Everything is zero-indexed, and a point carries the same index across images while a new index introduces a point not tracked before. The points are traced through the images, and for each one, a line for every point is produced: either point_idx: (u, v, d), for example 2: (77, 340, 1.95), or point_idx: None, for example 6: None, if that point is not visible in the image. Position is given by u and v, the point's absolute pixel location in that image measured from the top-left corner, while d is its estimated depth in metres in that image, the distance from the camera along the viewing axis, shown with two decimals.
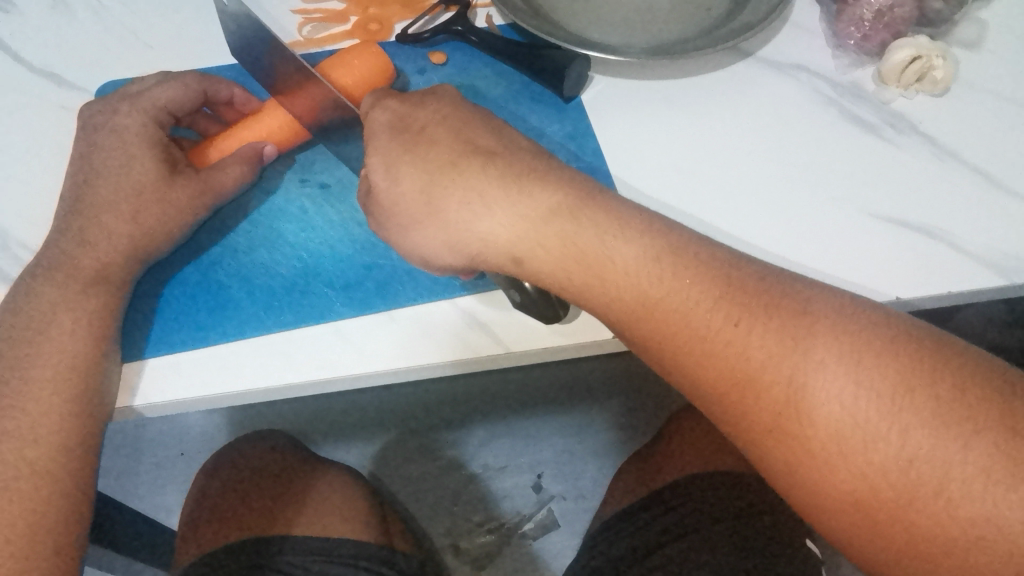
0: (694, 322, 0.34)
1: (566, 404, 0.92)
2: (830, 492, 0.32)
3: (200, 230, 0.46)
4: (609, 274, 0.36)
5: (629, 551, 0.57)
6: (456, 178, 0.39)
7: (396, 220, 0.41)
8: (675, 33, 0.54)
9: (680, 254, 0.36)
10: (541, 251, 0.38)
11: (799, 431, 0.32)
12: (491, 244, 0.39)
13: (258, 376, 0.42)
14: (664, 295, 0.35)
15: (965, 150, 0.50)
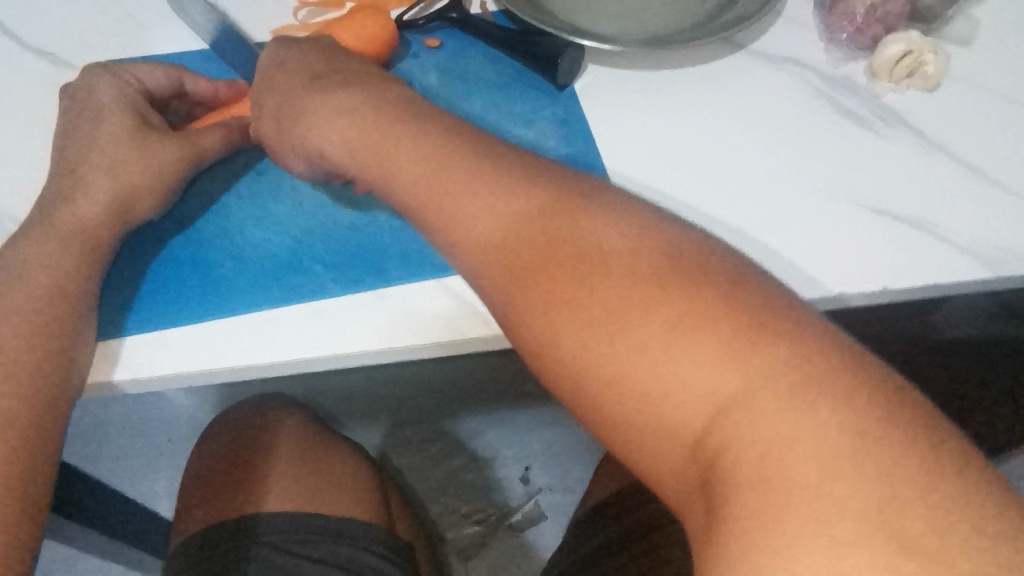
0: (582, 277, 0.33)
1: (557, 395, 0.94)
2: (661, 462, 0.29)
3: (192, 209, 0.47)
4: (537, 230, 0.35)
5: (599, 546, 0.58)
6: None
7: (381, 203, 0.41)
8: (668, 23, 0.54)
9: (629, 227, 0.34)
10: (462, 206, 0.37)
11: (665, 396, 0.29)
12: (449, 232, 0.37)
13: (244, 352, 0.43)
14: (539, 253, 0.34)
15: (955, 143, 0.50)
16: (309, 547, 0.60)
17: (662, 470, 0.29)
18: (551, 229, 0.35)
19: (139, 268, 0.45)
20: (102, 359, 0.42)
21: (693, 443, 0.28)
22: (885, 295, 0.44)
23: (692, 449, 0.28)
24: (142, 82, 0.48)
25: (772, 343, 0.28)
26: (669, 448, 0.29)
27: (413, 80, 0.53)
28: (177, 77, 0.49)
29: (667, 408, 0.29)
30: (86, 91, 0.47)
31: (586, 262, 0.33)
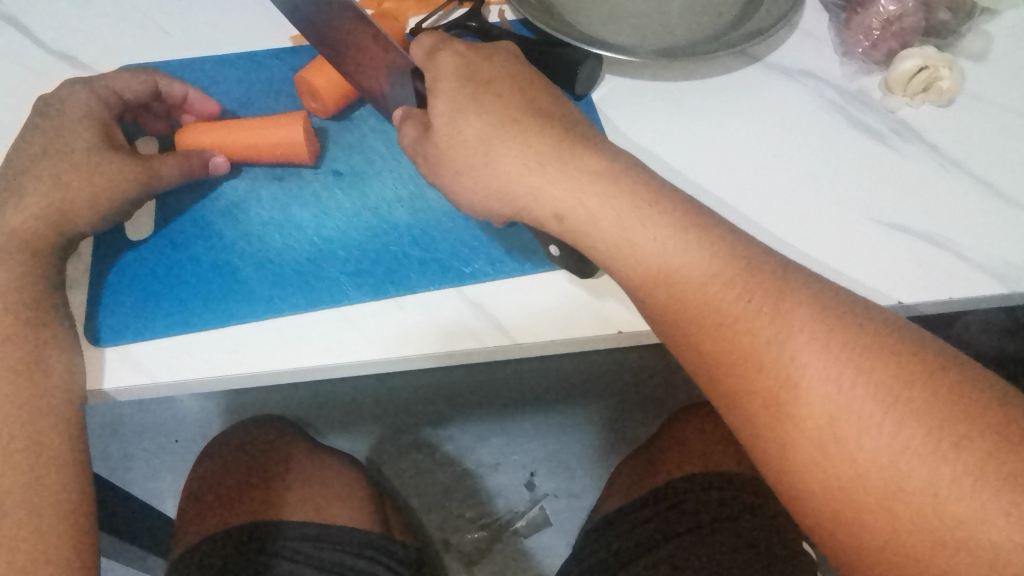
0: (715, 300, 0.36)
1: (564, 403, 0.94)
2: (806, 485, 0.33)
3: (216, 214, 0.48)
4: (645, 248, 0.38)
5: (622, 551, 0.59)
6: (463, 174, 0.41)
7: None
8: (685, 35, 0.55)
9: (722, 250, 0.37)
10: (582, 209, 0.40)
11: (798, 418, 0.33)
12: (544, 210, 0.41)
13: (265, 359, 0.43)
14: (668, 271, 0.37)
15: (969, 160, 0.51)
16: (320, 553, 0.60)
17: (810, 499, 0.33)
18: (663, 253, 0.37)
19: (151, 272, 0.46)
20: (126, 362, 0.43)
21: (840, 475, 0.32)
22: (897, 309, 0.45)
23: (840, 476, 0.32)
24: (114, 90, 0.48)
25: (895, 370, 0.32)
26: (823, 479, 0.32)
27: None
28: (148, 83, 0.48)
29: (831, 429, 0.32)
30: (80, 96, 0.47)
31: (704, 288, 0.36)
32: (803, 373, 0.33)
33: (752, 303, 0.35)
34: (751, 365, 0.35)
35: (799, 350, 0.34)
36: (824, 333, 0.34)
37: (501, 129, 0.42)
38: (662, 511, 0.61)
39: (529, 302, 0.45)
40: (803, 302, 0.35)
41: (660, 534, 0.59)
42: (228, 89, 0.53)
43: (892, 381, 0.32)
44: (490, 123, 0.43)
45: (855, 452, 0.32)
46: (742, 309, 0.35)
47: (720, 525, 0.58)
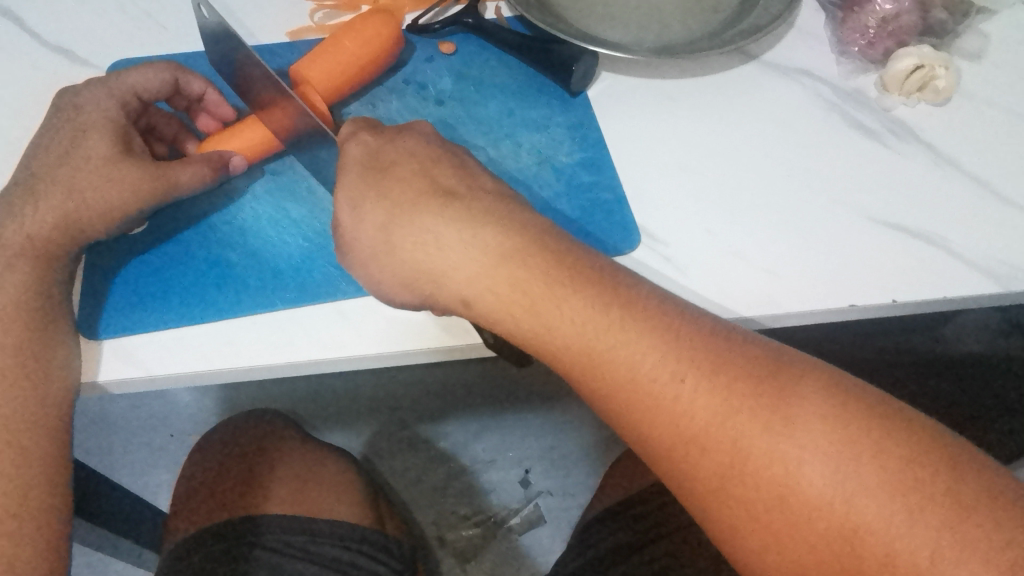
0: (648, 384, 0.36)
1: (559, 400, 0.94)
2: (779, 561, 0.33)
3: (210, 208, 0.48)
4: (559, 324, 0.38)
5: (610, 548, 0.59)
6: (415, 222, 0.41)
7: (360, 246, 0.42)
8: (681, 32, 0.55)
9: (633, 310, 0.37)
10: (492, 296, 0.39)
11: (745, 493, 0.34)
12: (449, 294, 0.40)
13: (259, 353, 0.43)
14: (593, 352, 0.37)
15: (965, 159, 0.51)
16: (314, 548, 0.60)
17: (779, 565, 0.33)
18: (586, 335, 0.37)
19: (144, 266, 0.46)
20: (120, 356, 0.43)
21: (811, 546, 0.32)
22: (893, 306, 0.45)
23: (813, 554, 0.32)
24: (132, 88, 0.47)
25: (825, 438, 0.33)
26: (796, 553, 0.33)
27: (428, 84, 0.53)
28: (168, 80, 0.48)
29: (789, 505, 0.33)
30: (80, 92, 0.47)
31: (631, 370, 0.36)
32: (745, 453, 0.34)
33: (684, 386, 0.35)
34: (692, 451, 0.35)
35: (735, 434, 0.34)
36: (755, 415, 0.34)
37: (415, 207, 0.42)
38: (653, 510, 0.61)
39: None
40: (731, 380, 0.35)
41: (645, 535, 0.60)
42: (225, 82, 0.53)
43: (833, 455, 0.32)
44: (404, 201, 0.42)
45: (809, 533, 0.32)
46: (671, 391, 0.35)
47: (701, 529, 0.59)
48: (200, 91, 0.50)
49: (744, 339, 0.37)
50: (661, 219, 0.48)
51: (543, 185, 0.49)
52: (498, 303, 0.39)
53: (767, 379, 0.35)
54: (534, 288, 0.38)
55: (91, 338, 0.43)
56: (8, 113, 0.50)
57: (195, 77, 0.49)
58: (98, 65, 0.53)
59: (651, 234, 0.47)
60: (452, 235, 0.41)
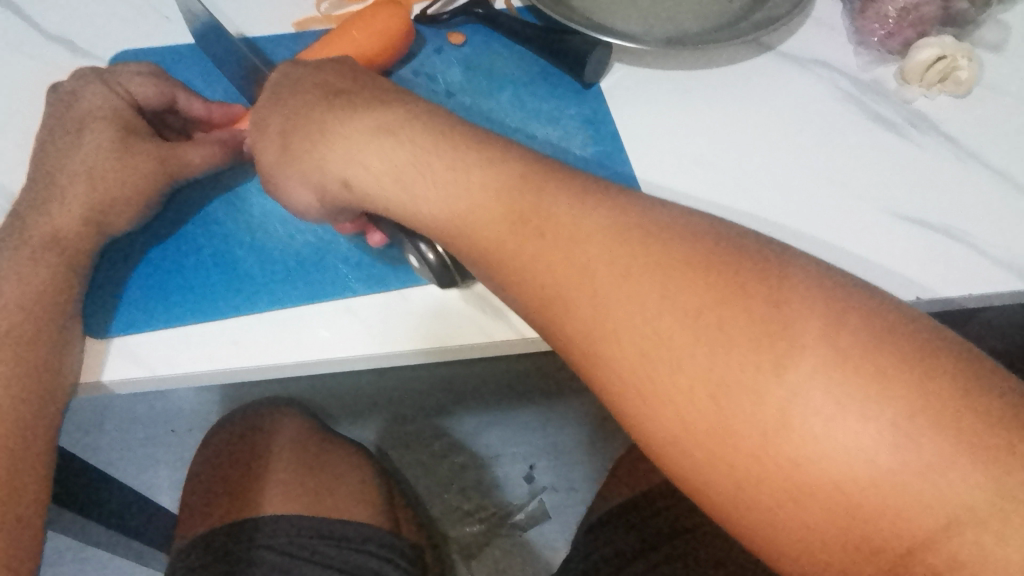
0: (545, 268, 0.34)
1: (564, 394, 0.93)
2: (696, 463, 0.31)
3: (215, 201, 0.47)
4: (458, 214, 0.36)
5: (616, 553, 0.58)
6: (313, 121, 0.40)
7: (269, 159, 0.41)
8: (696, 23, 0.53)
9: (526, 194, 0.36)
10: (390, 185, 0.38)
11: (644, 378, 0.31)
12: (349, 187, 0.39)
13: (266, 352, 0.42)
14: (494, 236, 0.36)
15: (987, 153, 0.49)
16: (316, 551, 0.59)
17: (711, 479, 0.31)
18: (486, 224, 0.36)
19: (149, 263, 0.45)
20: (126, 356, 0.42)
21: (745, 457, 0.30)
22: (917, 303, 0.44)
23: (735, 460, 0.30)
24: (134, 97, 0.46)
25: (720, 309, 0.31)
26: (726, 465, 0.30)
27: (437, 75, 0.52)
28: (171, 95, 0.47)
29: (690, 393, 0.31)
30: (82, 87, 0.46)
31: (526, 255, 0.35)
32: (642, 332, 0.32)
33: (585, 266, 0.33)
34: (658, 387, 0.31)
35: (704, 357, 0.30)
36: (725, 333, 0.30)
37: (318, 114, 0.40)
38: (667, 506, 0.61)
39: None
40: (697, 294, 0.31)
41: (650, 541, 0.58)
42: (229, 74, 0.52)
43: (724, 328, 0.31)
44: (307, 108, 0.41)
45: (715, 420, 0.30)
46: (566, 274, 0.33)
47: (709, 531, 0.58)
48: (202, 111, 0.48)
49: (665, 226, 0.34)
50: None
51: None
52: (401, 195, 0.38)
53: (745, 293, 0.31)
54: (434, 178, 0.37)
55: (97, 338, 0.42)
56: (7, 105, 0.49)
57: (196, 96, 0.48)
58: (100, 56, 0.52)
59: None
60: (350, 130, 0.39)
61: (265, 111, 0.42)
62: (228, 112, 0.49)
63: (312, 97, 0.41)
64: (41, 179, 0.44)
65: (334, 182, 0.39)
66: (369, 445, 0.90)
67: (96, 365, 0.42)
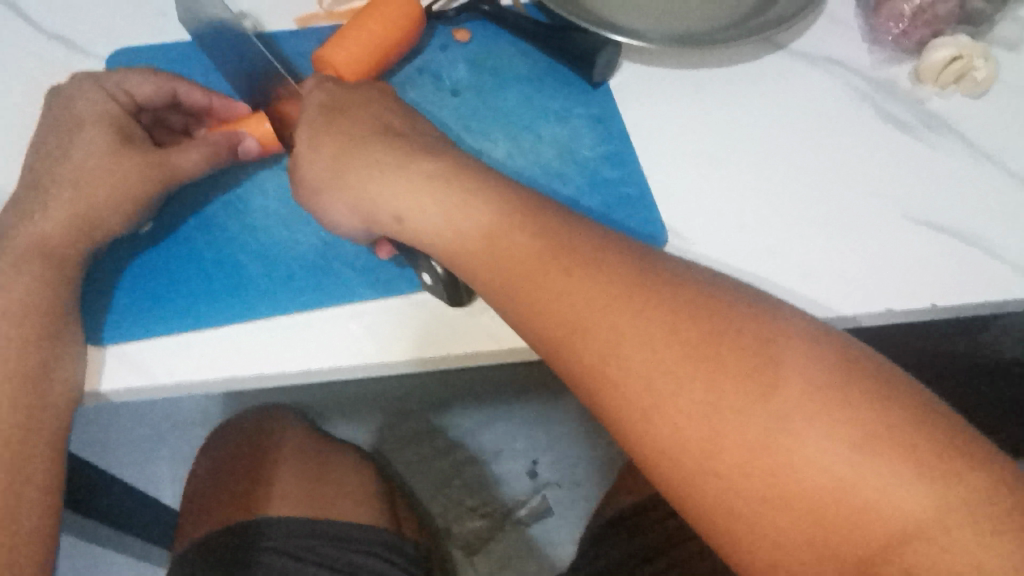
0: (570, 296, 0.34)
1: (569, 390, 0.92)
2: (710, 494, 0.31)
3: (218, 205, 0.46)
4: (491, 241, 0.36)
5: (631, 554, 0.59)
6: (360, 148, 0.41)
7: (311, 183, 0.42)
8: (707, 21, 0.52)
9: (557, 231, 0.36)
10: (416, 212, 0.38)
11: (656, 409, 0.31)
12: (382, 211, 0.39)
13: (270, 360, 0.42)
14: (528, 265, 0.35)
15: (1003, 154, 0.49)
16: (319, 555, 0.58)
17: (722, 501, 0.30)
18: (510, 248, 0.36)
19: (151, 269, 0.44)
20: (127, 364, 0.41)
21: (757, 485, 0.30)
22: (934, 309, 0.43)
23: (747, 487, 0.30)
24: (132, 95, 0.45)
25: (748, 357, 0.31)
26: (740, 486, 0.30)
27: (443, 73, 0.51)
28: (170, 90, 0.46)
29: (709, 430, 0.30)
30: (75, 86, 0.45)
31: (552, 283, 0.34)
32: (660, 366, 0.31)
33: (613, 297, 0.33)
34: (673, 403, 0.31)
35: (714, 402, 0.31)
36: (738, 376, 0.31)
37: (365, 145, 0.41)
38: None
39: None
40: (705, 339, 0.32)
41: (671, 539, 0.59)
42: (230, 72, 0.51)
43: (752, 368, 0.31)
44: (351, 138, 0.42)
45: (738, 459, 0.30)
46: (588, 303, 0.33)
47: None
48: (202, 101, 0.47)
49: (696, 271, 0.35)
50: (687, 218, 0.46)
51: (565, 179, 0.47)
52: (422, 221, 0.38)
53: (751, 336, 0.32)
54: (454, 204, 0.37)
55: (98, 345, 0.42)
56: (5, 105, 0.48)
57: (197, 88, 0.47)
58: (99, 54, 0.51)
59: (678, 233, 0.45)
60: (392, 160, 0.40)
61: (313, 128, 0.42)
62: (229, 106, 0.48)
63: (369, 126, 0.42)
64: (32, 180, 0.42)
65: (366, 203, 0.40)
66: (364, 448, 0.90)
67: (98, 373, 0.41)
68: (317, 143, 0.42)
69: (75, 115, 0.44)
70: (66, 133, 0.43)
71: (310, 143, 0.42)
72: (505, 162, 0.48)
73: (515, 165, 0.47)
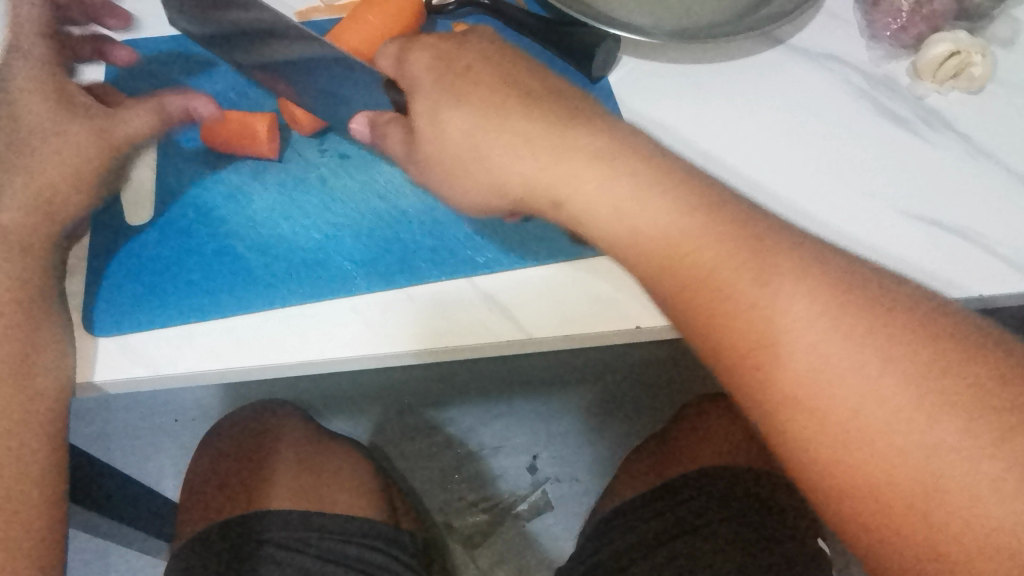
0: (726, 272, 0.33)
1: (568, 385, 0.92)
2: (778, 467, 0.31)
3: (218, 197, 0.47)
4: (635, 220, 0.35)
5: (628, 546, 0.60)
6: (502, 120, 0.38)
7: (441, 160, 0.40)
8: (707, 15, 0.52)
9: (711, 202, 0.35)
10: (583, 189, 0.36)
11: (787, 379, 0.30)
12: (537, 191, 0.38)
13: (268, 351, 0.42)
14: (699, 236, 0.34)
15: (1000, 151, 0.49)
16: (314, 546, 0.59)
17: None
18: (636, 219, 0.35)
19: (153, 262, 0.45)
20: (127, 354, 0.42)
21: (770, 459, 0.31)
22: None
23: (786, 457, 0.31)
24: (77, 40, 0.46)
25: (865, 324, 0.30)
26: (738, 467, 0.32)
27: None
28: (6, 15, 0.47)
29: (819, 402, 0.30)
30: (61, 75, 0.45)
31: (702, 255, 0.33)
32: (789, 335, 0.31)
33: (748, 267, 0.32)
34: None
35: (877, 380, 0.29)
36: (914, 350, 0.29)
37: (503, 112, 0.39)
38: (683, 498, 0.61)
39: (536, 292, 0.44)
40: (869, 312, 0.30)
41: (670, 530, 0.59)
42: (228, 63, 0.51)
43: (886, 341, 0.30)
44: (489, 102, 0.39)
45: (866, 437, 0.29)
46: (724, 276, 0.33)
47: (726, 522, 0.58)
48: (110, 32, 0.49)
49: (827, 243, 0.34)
50: None
51: None
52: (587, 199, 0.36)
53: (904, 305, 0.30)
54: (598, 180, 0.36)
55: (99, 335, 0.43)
56: None
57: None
58: None
59: None
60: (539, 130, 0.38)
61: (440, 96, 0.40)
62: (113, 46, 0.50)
63: (501, 94, 0.39)
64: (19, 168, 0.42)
65: (537, 182, 0.38)
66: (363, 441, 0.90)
67: (102, 366, 0.42)
68: (446, 115, 0.39)
69: (69, 93, 0.43)
70: (60, 109, 0.42)
71: (432, 118, 0.40)
72: None
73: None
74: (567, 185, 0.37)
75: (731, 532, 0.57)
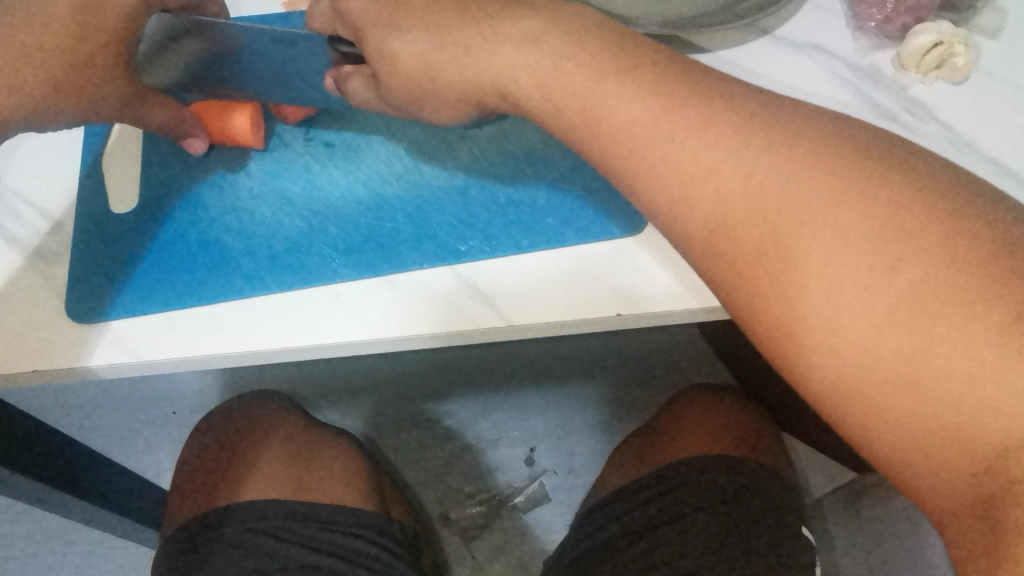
0: (727, 168, 0.31)
1: (563, 377, 0.92)
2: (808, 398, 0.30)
3: (206, 189, 0.48)
4: (635, 134, 0.33)
5: (615, 536, 0.60)
6: (472, 50, 0.37)
7: (407, 89, 0.40)
8: (693, 5, 0.52)
9: (724, 99, 0.32)
10: (567, 111, 0.36)
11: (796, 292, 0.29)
12: (526, 105, 0.37)
13: (252, 340, 0.43)
14: (695, 136, 0.32)
15: (983, 140, 0.49)
16: (297, 535, 0.59)
17: None
18: (624, 136, 0.34)
19: (148, 256, 0.47)
20: (110, 341, 0.44)
21: None
22: None
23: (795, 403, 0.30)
24: None
25: (867, 224, 0.28)
26: None
27: None
28: None
29: (823, 313, 0.29)
30: None
31: (694, 162, 0.32)
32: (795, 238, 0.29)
33: (749, 167, 0.31)
34: None
35: (896, 288, 0.27)
36: (939, 258, 0.27)
37: (489, 34, 0.37)
38: (673, 489, 0.62)
39: (519, 281, 0.44)
40: (898, 213, 0.28)
41: (657, 519, 0.59)
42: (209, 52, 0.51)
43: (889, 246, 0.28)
44: (481, 39, 0.37)
45: (865, 347, 0.28)
46: (721, 189, 0.31)
47: (714, 510, 0.58)
48: None
49: (842, 125, 0.31)
50: None
51: (548, 162, 0.48)
52: (575, 121, 0.35)
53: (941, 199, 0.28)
54: (574, 110, 0.35)
55: (87, 323, 0.44)
56: None
57: None
58: None
59: None
60: (536, 40, 0.36)
61: (384, 24, 0.39)
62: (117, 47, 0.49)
63: (468, 19, 0.38)
64: None
65: (535, 104, 0.37)
66: (357, 433, 0.91)
67: (87, 351, 0.43)
68: (395, 47, 0.38)
69: None
70: None
71: (387, 54, 0.39)
72: (489, 147, 0.48)
73: (498, 149, 0.48)
74: (576, 108, 0.35)
75: (719, 521, 0.57)
